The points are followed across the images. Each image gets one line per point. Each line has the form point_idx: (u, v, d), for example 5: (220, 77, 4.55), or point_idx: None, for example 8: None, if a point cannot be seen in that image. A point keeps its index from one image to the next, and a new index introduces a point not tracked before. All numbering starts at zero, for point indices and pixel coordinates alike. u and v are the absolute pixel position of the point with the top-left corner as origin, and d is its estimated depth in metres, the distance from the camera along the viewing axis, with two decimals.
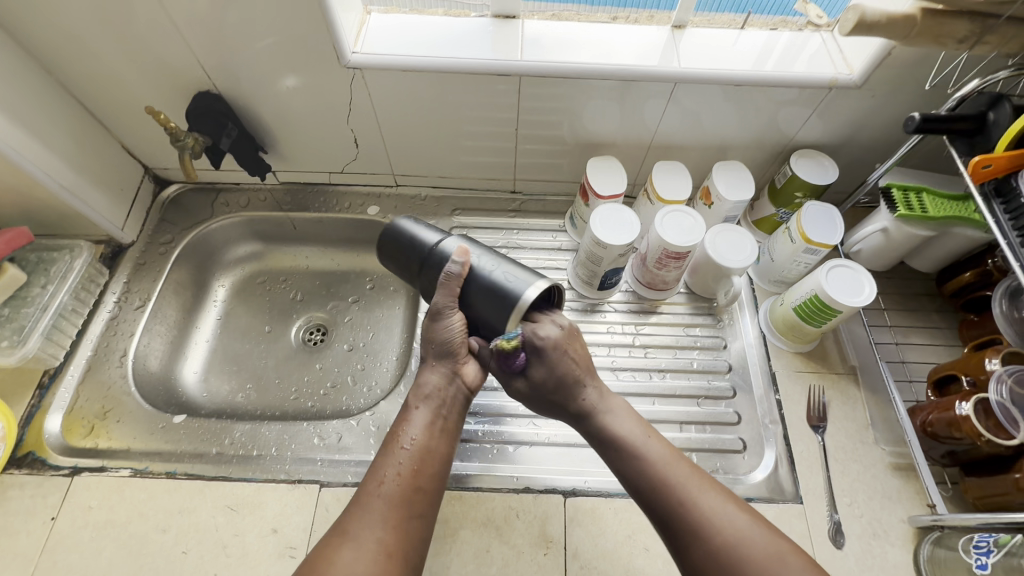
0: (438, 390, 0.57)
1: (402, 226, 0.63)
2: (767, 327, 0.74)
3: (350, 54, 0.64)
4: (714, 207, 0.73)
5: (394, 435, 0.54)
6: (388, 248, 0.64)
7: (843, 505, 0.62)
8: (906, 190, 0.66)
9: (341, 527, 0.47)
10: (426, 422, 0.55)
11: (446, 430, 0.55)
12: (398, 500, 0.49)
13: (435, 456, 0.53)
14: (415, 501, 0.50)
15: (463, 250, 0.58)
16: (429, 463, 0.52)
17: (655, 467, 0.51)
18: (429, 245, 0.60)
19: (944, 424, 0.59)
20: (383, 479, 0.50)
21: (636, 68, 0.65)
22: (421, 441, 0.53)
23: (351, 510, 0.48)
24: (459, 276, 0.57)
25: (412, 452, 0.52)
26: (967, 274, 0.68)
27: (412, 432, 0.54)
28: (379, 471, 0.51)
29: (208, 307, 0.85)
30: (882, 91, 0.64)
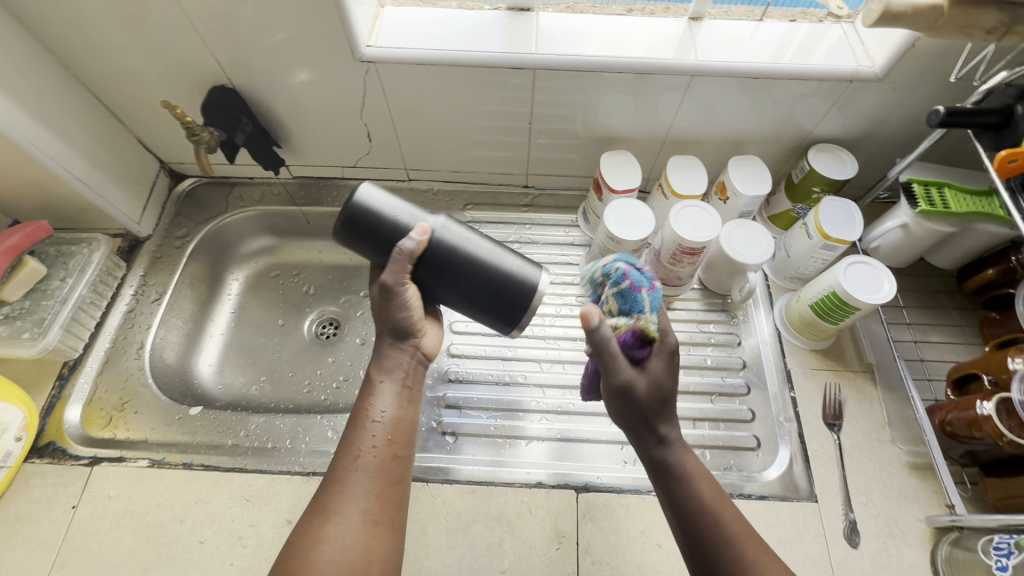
0: (402, 365, 0.55)
1: (354, 208, 0.55)
2: (782, 324, 0.74)
3: (363, 47, 0.64)
4: (729, 202, 0.72)
5: (362, 407, 0.52)
6: (361, 231, 0.55)
7: (859, 504, 0.61)
8: (928, 185, 0.64)
9: (322, 504, 0.47)
10: (393, 393, 0.53)
11: (413, 400, 0.55)
12: (378, 472, 0.49)
13: (408, 425, 0.53)
14: (393, 470, 0.50)
15: (422, 229, 0.54)
16: (403, 432, 0.52)
17: (725, 523, 0.47)
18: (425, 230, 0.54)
19: (964, 423, 0.58)
20: (359, 453, 0.49)
21: (652, 61, 0.64)
22: (393, 413, 0.52)
23: (329, 487, 0.48)
24: (415, 254, 0.53)
25: (383, 425, 0.51)
26: (990, 271, 0.66)
27: (380, 403, 0.52)
28: (353, 445, 0.50)
29: (223, 300, 0.85)
30: (904, 84, 0.63)
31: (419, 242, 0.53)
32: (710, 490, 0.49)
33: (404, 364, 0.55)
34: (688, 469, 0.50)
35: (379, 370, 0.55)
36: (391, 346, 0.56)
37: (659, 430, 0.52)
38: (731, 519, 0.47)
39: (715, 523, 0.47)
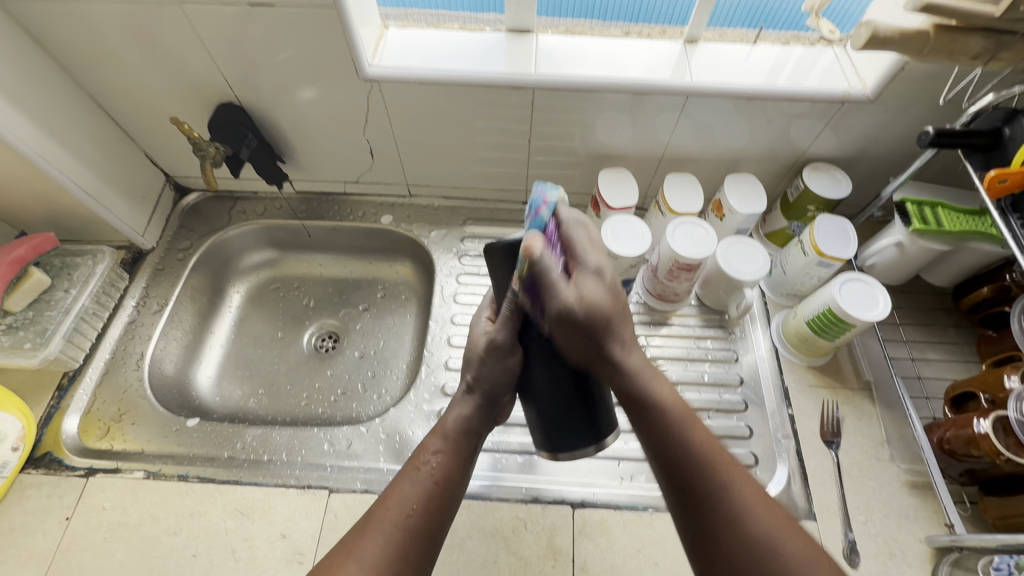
0: (477, 425, 0.54)
1: (515, 244, 0.47)
2: (779, 340, 0.74)
3: (367, 67, 0.66)
4: (725, 220, 0.73)
5: (418, 460, 0.51)
6: (498, 271, 0.48)
7: (858, 523, 0.61)
8: (921, 204, 0.65)
9: (353, 547, 0.43)
10: (459, 458, 0.51)
11: (470, 473, 0.53)
12: (415, 533, 0.45)
13: (458, 492, 0.50)
14: (432, 536, 0.46)
15: (514, 277, 0.47)
16: (452, 497, 0.49)
17: (692, 452, 0.43)
18: (545, 288, 0.49)
19: (962, 441, 0.57)
20: (405, 507, 0.46)
21: (648, 82, 0.65)
22: (451, 479, 0.50)
23: (360, 530, 0.45)
24: (519, 311, 0.49)
25: (436, 484, 0.49)
26: (985, 289, 0.67)
27: (440, 461, 0.51)
28: (402, 495, 0.47)
29: (223, 313, 0.86)
30: (895, 105, 0.64)
31: (516, 295, 0.48)
32: (673, 405, 0.46)
33: (471, 425, 0.54)
34: (647, 382, 0.47)
35: (449, 428, 0.53)
36: (472, 406, 0.54)
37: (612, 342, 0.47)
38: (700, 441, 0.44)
39: (684, 441, 0.44)
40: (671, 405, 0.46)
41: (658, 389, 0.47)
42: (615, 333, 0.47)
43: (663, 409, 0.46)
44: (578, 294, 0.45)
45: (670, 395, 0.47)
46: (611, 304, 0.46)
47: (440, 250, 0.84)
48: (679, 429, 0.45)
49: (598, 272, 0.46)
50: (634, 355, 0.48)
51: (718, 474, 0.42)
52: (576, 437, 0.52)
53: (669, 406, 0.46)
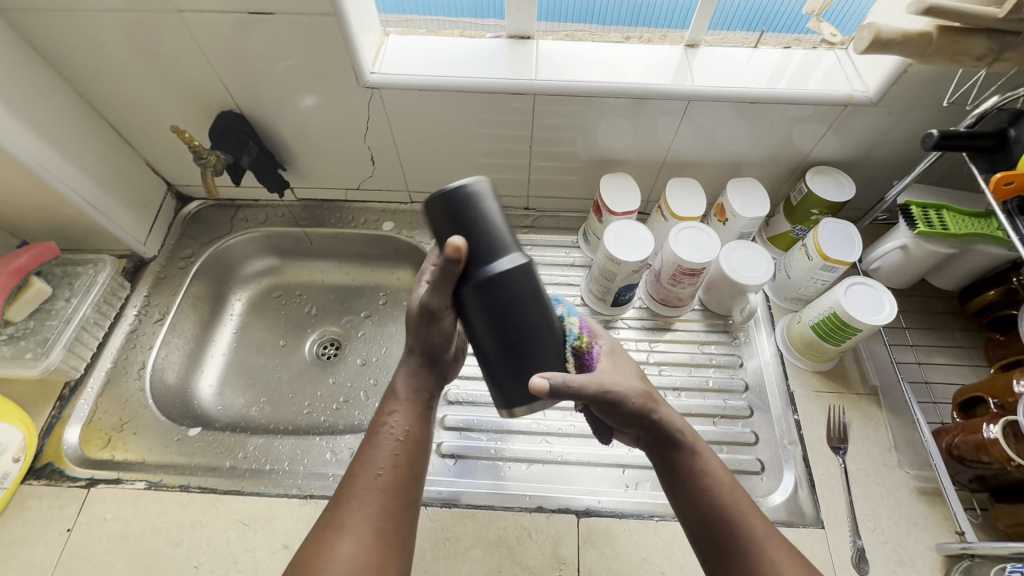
0: (426, 383, 0.56)
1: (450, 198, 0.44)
2: (784, 345, 0.73)
3: (368, 74, 0.66)
4: (728, 224, 0.73)
5: (381, 423, 0.52)
6: (438, 219, 0.45)
7: (867, 530, 0.60)
8: (926, 207, 0.65)
9: (335, 518, 0.45)
10: (416, 413, 0.53)
11: (430, 421, 0.55)
12: (392, 491, 0.47)
13: (425, 443, 0.52)
14: (409, 489, 0.48)
15: (456, 245, 0.43)
16: (421, 451, 0.51)
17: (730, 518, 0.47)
18: (486, 238, 0.44)
19: (972, 447, 0.57)
20: (376, 469, 0.48)
21: (649, 86, 0.65)
22: (416, 435, 0.52)
23: (340, 502, 0.46)
24: (446, 269, 0.45)
25: (402, 442, 0.50)
26: (991, 292, 0.66)
27: (399, 419, 0.52)
28: (371, 460, 0.48)
29: (225, 321, 0.86)
30: (899, 108, 0.64)
31: (460, 263, 0.44)
32: (720, 481, 0.49)
33: (419, 383, 0.55)
34: (695, 455, 0.50)
35: (400, 388, 0.54)
36: (417, 364, 0.56)
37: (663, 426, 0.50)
38: (739, 513, 0.47)
39: (722, 513, 0.47)
40: (715, 475, 0.49)
41: (706, 461, 0.50)
42: (651, 416, 0.50)
43: (707, 481, 0.49)
44: (610, 385, 0.48)
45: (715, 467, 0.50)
46: (645, 393, 0.50)
47: None
48: (722, 497, 0.48)
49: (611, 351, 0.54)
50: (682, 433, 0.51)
51: (758, 543, 0.45)
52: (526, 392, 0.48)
53: (716, 481, 0.49)
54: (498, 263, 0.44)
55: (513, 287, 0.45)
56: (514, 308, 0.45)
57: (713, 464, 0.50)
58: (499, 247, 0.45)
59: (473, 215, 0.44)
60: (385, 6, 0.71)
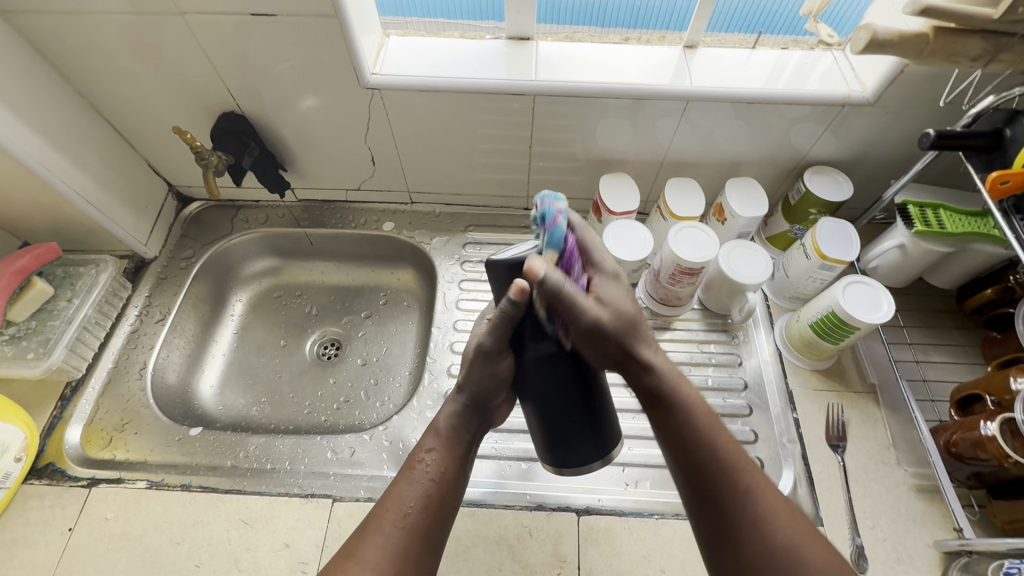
0: (471, 427, 0.53)
1: (515, 260, 0.43)
2: (783, 344, 0.74)
3: (369, 75, 0.66)
4: (727, 223, 0.73)
5: (416, 459, 0.50)
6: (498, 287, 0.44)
7: (866, 528, 0.60)
8: (923, 207, 0.65)
9: (355, 549, 0.44)
10: (455, 453, 0.51)
11: (468, 465, 0.52)
12: (418, 533, 0.46)
13: (456, 487, 0.50)
14: (435, 534, 0.47)
15: (522, 287, 0.41)
16: (450, 495, 0.49)
17: (724, 458, 0.44)
18: (558, 306, 0.45)
19: (969, 444, 0.57)
20: (404, 507, 0.47)
21: (648, 87, 0.66)
22: (452, 477, 0.50)
23: (364, 531, 0.45)
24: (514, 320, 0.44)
25: (435, 483, 0.49)
26: (988, 290, 0.67)
27: (435, 458, 0.50)
28: (401, 497, 0.47)
29: (226, 321, 0.86)
30: (895, 108, 0.65)
31: (518, 308, 0.43)
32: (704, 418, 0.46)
33: (463, 422, 0.52)
34: (678, 393, 0.47)
35: (442, 426, 0.52)
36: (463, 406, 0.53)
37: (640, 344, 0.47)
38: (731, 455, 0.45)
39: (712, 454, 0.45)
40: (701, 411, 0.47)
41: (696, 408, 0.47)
42: (642, 336, 0.47)
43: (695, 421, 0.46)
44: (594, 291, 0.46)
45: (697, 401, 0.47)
46: (634, 317, 0.46)
47: (442, 256, 0.84)
48: (711, 439, 0.45)
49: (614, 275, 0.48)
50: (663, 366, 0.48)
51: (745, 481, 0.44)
52: (579, 450, 0.51)
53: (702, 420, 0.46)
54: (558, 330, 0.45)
55: (575, 360, 0.47)
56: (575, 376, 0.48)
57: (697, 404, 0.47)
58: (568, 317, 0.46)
59: (546, 280, 0.43)
60: (383, 10, 0.71)
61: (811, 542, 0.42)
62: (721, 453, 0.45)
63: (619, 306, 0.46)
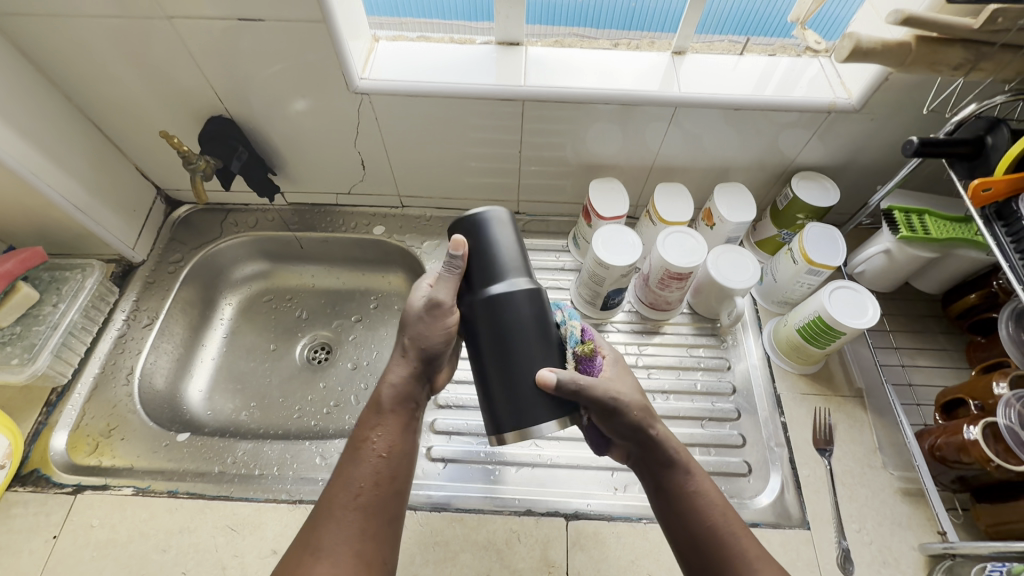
0: (410, 391, 0.53)
1: (470, 218, 0.50)
2: (771, 348, 0.74)
3: (358, 79, 0.66)
4: (716, 228, 0.74)
5: (364, 437, 0.51)
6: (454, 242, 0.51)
7: (852, 531, 0.61)
8: (908, 212, 0.66)
9: (312, 541, 0.45)
10: (400, 425, 0.52)
11: (415, 433, 0.54)
12: (372, 512, 0.48)
13: (407, 458, 0.52)
14: (390, 509, 0.49)
15: (456, 242, 0.50)
16: (401, 467, 0.51)
17: (722, 529, 0.48)
18: (498, 258, 0.49)
19: (953, 448, 0.57)
20: (354, 489, 0.48)
21: (637, 93, 0.66)
22: (399, 449, 0.51)
23: (318, 523, 0.46)
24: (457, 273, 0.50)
25: (384, 459, 0.50)
26: (972, 295, 0.68)
27: (381, 435, 0.51)
28: (350, 480, 0.48)
29: (215, 325, 0.86)
30: (881, 115, 0.65)
31: (459, 258, 0.50)
32: (705, 492, 0.50)
33: (405, 392, 0.53)
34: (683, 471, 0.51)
35: (385, 400, 0.52)
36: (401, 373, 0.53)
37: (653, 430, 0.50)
38: (728, 527, 0.48)
39: (711, 527, 0.48)
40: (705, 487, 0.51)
41: (697, 478, 0.51)
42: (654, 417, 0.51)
43: (696, 495, 0.50)
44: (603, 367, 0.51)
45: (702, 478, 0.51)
46: (643, 408, 0.50)
47: (432, 260, 0.84)
48: (711, 511, 0.49)
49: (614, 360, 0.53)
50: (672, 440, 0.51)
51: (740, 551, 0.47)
52: (526, 409, 0.46)
53: (704, 493, 0.50)
54: (495, 285, 0.48)
55: (517, 308, 0.47)
56: (515, 326, 0.47)
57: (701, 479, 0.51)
58: (511, 269, 0.49)
59: (477, 235, 0.50)
60: (376, 11, 0.71)
61: None
62: (719, 525, 0.48)
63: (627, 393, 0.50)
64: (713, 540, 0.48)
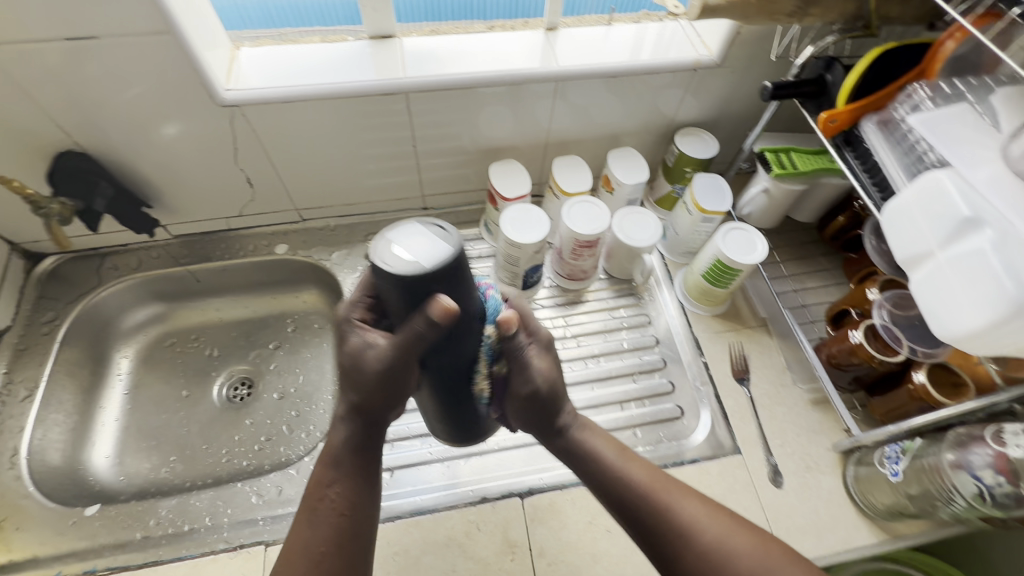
0: (354, 445, 0.47)
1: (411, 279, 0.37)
2: (684, 297, 0.79)
3: (223, 91, 0.61)
4: (615, 193, 0.77)
5: (313, 496, 0.46)
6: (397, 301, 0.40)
7: (777, 447, 0.66)
8: (777, 151, 0.73)
9: None
10: (357, 478, 0.47)
11: (374, 480, 0.48)
12: (331, 575, 0.43)
13: (366, 507, 0.47)
14: (351, 568, 0.44)
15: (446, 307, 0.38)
16: (361, 518, 0.46)
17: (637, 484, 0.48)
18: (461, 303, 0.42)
19: (845, 353, 0.64)
20: (313, 553, 0.43)
21: (519, 73, 0.67)
22: (362, 507, 0.46)
23: None
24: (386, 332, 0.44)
25: (341, 514, 0.45)
26: (841, 218, 0.77)
27: (336, 490, 0.46)
28: (305, 546, 0.43)
29: (113, 383, 0.77)
30: (740, 66, 0.71)
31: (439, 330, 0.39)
32: (606, 448, 0.51)
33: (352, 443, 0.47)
34: (584, 434, 0.52)
35: (341, 454, 0.47)
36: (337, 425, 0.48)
37: (560, 410, 0.52)
38: (641, 479, 0.48)
39: (626, 484, 0.48)
40: (605, 445, 0.51)
41: (602, 445, 0.51)
42: (561, 395, 0.52)
43: (599, 455, 0.50)
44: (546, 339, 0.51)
45: (603, 440, 0.52)
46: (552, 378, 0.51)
47: (345, 270, 0.81)
48: (620, 467, 0.49)
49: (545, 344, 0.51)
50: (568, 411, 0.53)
51: (664, 500, 0.46)
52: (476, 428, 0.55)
53: (603, 450, 0.51)
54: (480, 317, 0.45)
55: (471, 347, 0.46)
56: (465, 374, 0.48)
57: (596, 436, 0.52)
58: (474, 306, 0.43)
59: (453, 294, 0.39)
60: (250, 24, 0.68)
61: (739, 533, 0.44)
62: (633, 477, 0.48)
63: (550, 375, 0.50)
64: (631, 499, 0.47)
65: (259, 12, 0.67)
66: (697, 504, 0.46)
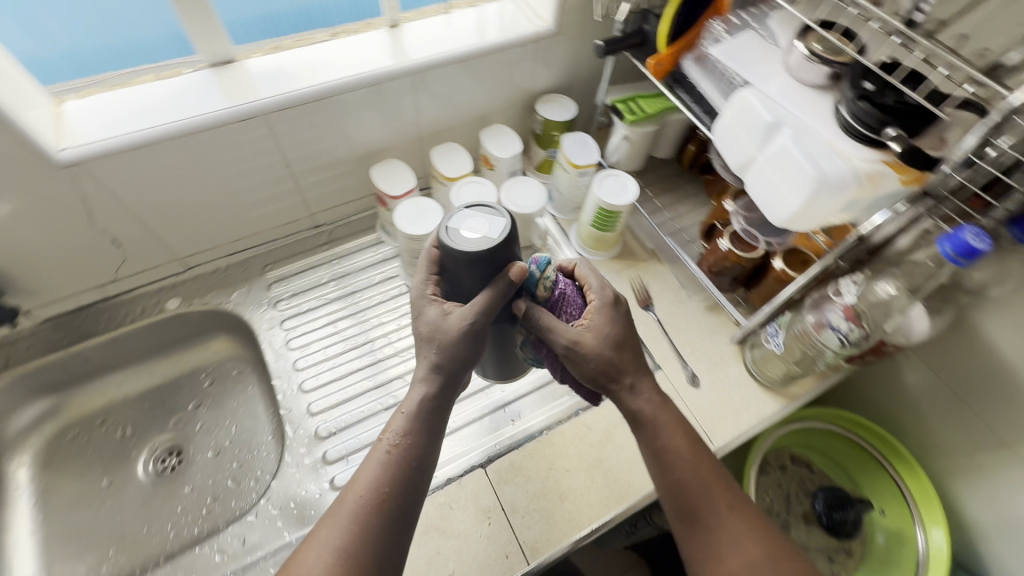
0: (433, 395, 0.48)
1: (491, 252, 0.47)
2: (582, 249, 0.85)
3: (56, 152, 0.56)
4: (497, 169, 0.81)
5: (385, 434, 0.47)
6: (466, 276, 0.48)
7: (688, 355, 0.76)
8: (626, 100, 0.81)
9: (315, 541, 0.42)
10: (423, 428, 0.47)
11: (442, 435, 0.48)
12: (385, 514, 0.43)
13: (427, 461, 0.47)
14: (403, 516, 0.44)
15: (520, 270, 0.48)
16: (420, 468, 0.46)
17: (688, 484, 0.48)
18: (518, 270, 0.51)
19: (720, 258, 0.74)
20: (371, 489, 0.44)
21: (375, 73, 0.68)
22: (424, 460, 0.47)
23: (328, 520, 0.43)
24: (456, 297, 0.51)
25: (401, 459, 0.45)
26: (693, 147, 0.88)
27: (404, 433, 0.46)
28: (366, 479, 0.45)
29: (14, 497, 0.69)
30: (574, 31, 0.77)
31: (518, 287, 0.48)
32: (671, 439, 0.50)
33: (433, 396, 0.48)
34: (654, 412, 0.51)
35: (414, 406, 0.48)
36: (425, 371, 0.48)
37: (621, 380, 0.51)
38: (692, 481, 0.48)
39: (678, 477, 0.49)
40: (674, 438, 0.50)
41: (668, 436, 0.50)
42: (621, 371, 0.51)
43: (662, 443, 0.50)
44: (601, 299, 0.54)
45: (673, 431, 0.50)
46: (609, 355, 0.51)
47: (251, 307, 0.79)
48: (680, 464, 0.49)
49: (600, 308, 0.53)
50: (641, 384, 0.51)
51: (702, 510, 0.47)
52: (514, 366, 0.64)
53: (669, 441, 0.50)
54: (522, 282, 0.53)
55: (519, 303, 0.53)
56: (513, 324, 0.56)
57: (668, 426, 0.50)
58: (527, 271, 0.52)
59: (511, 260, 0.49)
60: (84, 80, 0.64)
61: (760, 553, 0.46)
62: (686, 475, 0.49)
63: (599, 344, 0.51)
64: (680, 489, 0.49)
65: (69, 62, 0.62)
66: (734, 520, 0.47)
